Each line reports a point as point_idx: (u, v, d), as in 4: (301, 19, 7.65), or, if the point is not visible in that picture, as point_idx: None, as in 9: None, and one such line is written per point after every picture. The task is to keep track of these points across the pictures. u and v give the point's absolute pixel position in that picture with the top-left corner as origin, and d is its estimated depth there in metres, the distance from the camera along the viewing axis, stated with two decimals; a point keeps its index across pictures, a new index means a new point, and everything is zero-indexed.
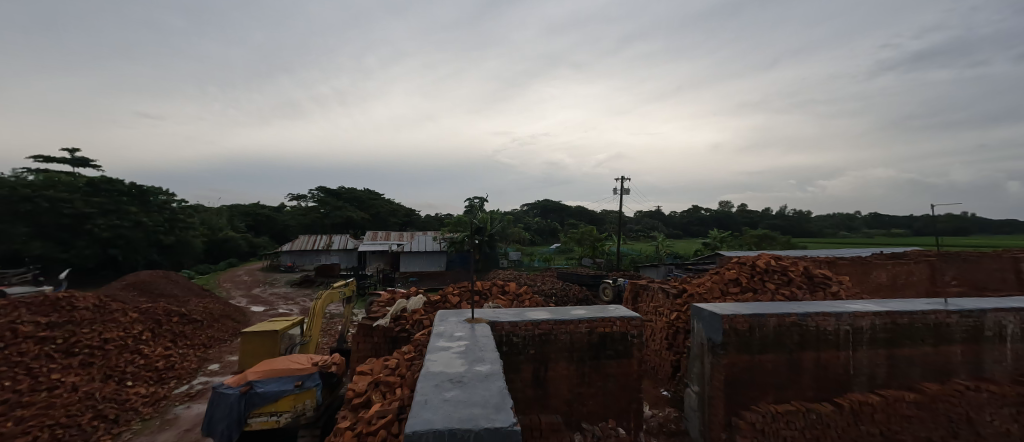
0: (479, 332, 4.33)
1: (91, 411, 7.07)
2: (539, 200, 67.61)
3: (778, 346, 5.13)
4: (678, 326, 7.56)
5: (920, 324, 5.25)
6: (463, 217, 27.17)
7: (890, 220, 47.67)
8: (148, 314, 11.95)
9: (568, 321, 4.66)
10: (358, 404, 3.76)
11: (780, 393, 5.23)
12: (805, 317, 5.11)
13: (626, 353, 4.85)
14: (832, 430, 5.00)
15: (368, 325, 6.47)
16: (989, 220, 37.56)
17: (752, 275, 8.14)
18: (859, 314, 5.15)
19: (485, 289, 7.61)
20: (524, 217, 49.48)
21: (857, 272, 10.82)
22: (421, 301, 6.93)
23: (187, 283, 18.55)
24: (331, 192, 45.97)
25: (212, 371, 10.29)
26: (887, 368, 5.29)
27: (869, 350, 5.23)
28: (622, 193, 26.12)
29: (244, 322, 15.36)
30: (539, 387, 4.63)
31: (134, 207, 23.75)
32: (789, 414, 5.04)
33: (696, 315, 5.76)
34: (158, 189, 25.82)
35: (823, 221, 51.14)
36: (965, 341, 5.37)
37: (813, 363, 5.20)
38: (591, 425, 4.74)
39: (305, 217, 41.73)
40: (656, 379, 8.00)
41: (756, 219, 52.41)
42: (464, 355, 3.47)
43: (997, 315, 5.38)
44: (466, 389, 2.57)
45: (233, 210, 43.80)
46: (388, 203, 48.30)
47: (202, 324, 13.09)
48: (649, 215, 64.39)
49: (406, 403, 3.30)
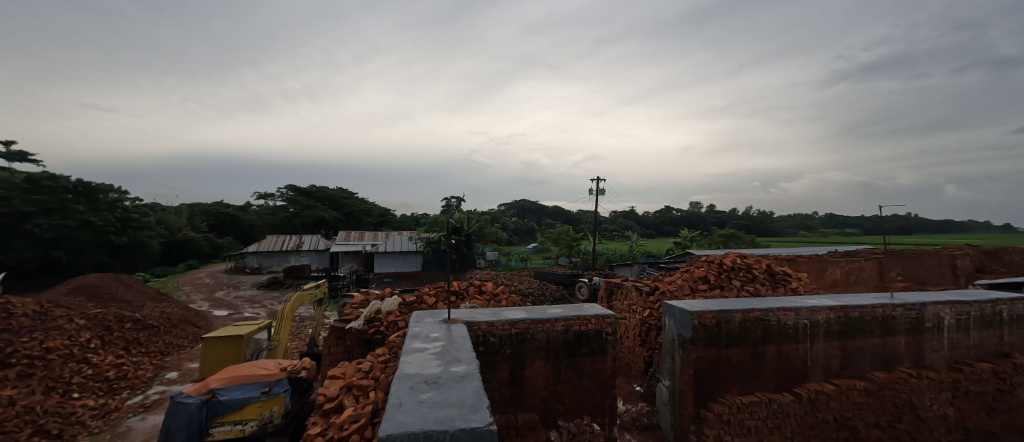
0: (456, 332, 4.31)
1: (31, 426, 6.55)
2: (515, 200, 68.03)
3: (742, 340, 5.38)
4: (650, 323, 7.78)
5: (869, 316, 5.64)
6: (439, 217, 27.00)
7: (844, 221, 51.23)
8: (97, 320, 11.14)
9: (545, 320, 4.71)
10: (329, 409, 3.64)
11: (745, 385, 5.46)
12: (767, 313, 5.39)
13: (601, 350, 4.94)
14: (791, 418, 5.31)
15: (341, 327, 6.28)
16: (930, 221, 40.77)
17: (719, 273, 8.49)
18: (815, 308, 5.47)
19: (462, 288, 7.54)
20: (502, 217, 49.52)
21: (815, 269, 11.54)
22: (396, 302, 6.84)
23: (142, 287, 17.41)
24: (301, 190, 44.18)
25: (169, 380, 9.67)
26: (841, 358, 5.65)
27: (825, 342, 5.57)
28: (598, 193, 26.43)
29: (205, 326, 14.58)
30: (516, 386, 4.67)
31: (81, 205, 22.03)
32: (752, 405, 5.27)
33: (667, 311, 5.93)
34: (109, 186, 24.00)
35: (785, 221, 54.00)
36: (908, 332, 5.82)
37: (775, 355, 5.49)
38: (566, 422, 4.80)
39: (272, 217, 39.77)
40: (629, 375, 8.20)
41: (723, 219, 54.89)
42: (440, 356, 3.44)
43: (936, 308, 5.84)
44: (442, 390, 2.57)
45: (194, 209, 41.61)
46: (362, 202, 47.04)
47: (159, 330, 12.35)
48: (624, 214, 66.30)
49: (381, 406, 3.23)
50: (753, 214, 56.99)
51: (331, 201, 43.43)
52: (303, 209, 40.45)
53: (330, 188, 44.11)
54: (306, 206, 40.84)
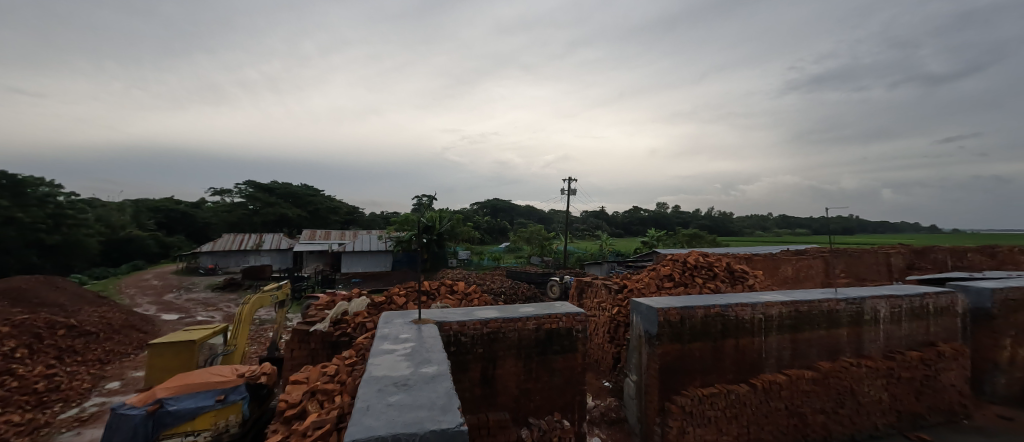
0: (426, 332, 4.26)
1: None
2: (487, 200, 67.88)
3: (704, 335, 5.65)
4: (619, 320, 8.02)
5: (817, 311, 6.07)
6: (410, 216, 26.49)
7: (795, 222, 54.98)
8: (23, 326, 10.10)
9: (516, 319, 4.75)
10: (291, 416, 3.48)
11: (706, 377, 5.73)
12: (726, 308, 5.68)
13: (571, 347, 5.02)
14: (746, 407, 5.63)
15: (304, 330, 6.01)
16: (869, 222, 44.45)
17: (683, 271, 8.85)
18: (769, 304, 5.83)
19: (433, 288, 7.41)
20: (474, 216, 49.25)
21: (769, 267, 12.32)
22: (364, 303, 6.64)
23: (78, 289, 15.94)
24: (261, 186, 41.92)
25: (110, 391, 8.90)
26: (792, 350, 6.05)
27: (777, 335, 5.94)
28: (569, 193, 26.90)
29: (152, 332, 13.54)
30: (487, 385, 4.66)
31: (5, 200, 19.86)
32: (712, 396, 5.53)
33: (634, 308, 6.11)
34: (38, 179, 21.54)
35: (743, 222, 57.15)
36: (850, 325, 6.31)
37: (732, 348, 5.79)
38: (537, 419, 4.85)
39: (229, 214, 37.58)
40: (598, 371, 8.40)
41: (687, 220, 57.38)
42: (409, 357, 3.37)
43: (874, 302, 6.38)
44: (411, 392, 2.52)
45: (140, 206, 38.56)
46: (328, 199, 45.38)
47: (98, 337, 11.34)
48: (594, 214, 67.74)
49: (346, 411, 3.12)
50: (715, 214, 59.80)
51: (295, 198, 41.56)
52: (264, 207, 38.47)
53: (294, 185, 42.21)
54: (267, 203, 38.85)
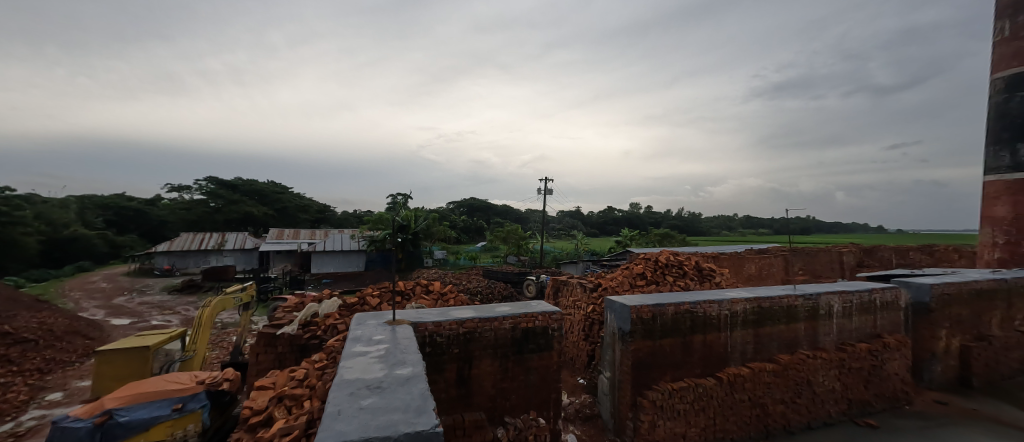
0: (401, 333, 4.17)
1: None
2: (463, 199, 67.38)
3: (674, 331, 5.84)
4: (593, 318, 8.18)
5: (777, 307, 6.40)
6: (383, 215, 25.95)
7: (759, 223, 57.80)
8: None
9: (492, 319, 4.74)
10: (256, 423, 3.32)
11: (676, 372, 5.93)
12: (695, 305, 5.89)
13: (547, 345, 5.07)
14: (713, 399, 5.86)
15: (271, 333, 5.77)
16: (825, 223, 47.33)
17: (655, 269, 9.10)
18: (734, 300, 6.10)
19: (408, 288, 7.28)
20: (451, 215, 48.79)
21: (734, 265, 12.90)
22: (335, 304, 6.44)
23: (13, 294, 14.58)
24: (224, 182, 39.82)
25: (50, 402, 8.20)
26: (754, 344, 6.36)
27: (741, 330, 6.23)
28: (546, 193, 27.09)
29: (100, 338, 12.58)
30: (463, 386, 4.63)
31: None
32: (681, 390, 5.73)
33: (608, 306, 6.24)
34: None
35: (711, 222, 59.52)
36: (807, 319, 6.70)
37: (700, 343, 6.02)
38: (513, 418, 4.87)
39: (188, 212, 35.48)
40: (573, 368, 8.52)
41: (659, 220, 59.16)
42: (383, 359, 3.30)
43: (828, 297, 6.80)
44: (385, 394, 2.46)
45: (87, 203, 35.71)
46: (297, 197, 43.73)
47: (36, 345, 10.43)
48: (570, 214, 68.69)
49: (316, 416, 3.02)
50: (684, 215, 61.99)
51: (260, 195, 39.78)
52: (226, 204, 36.56)
53: (259, 182, 40.38)
54: (230, 201, 36.95)
